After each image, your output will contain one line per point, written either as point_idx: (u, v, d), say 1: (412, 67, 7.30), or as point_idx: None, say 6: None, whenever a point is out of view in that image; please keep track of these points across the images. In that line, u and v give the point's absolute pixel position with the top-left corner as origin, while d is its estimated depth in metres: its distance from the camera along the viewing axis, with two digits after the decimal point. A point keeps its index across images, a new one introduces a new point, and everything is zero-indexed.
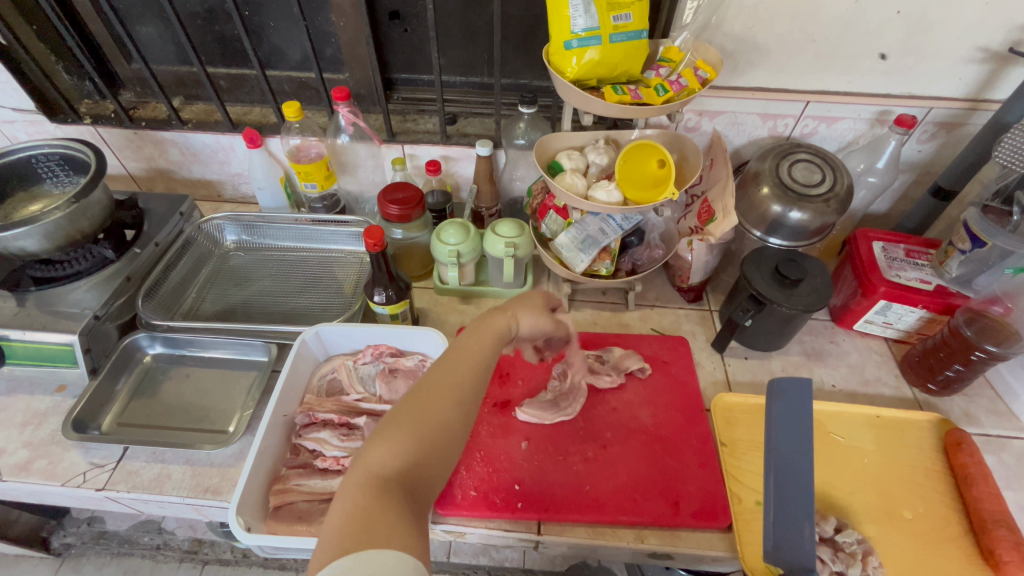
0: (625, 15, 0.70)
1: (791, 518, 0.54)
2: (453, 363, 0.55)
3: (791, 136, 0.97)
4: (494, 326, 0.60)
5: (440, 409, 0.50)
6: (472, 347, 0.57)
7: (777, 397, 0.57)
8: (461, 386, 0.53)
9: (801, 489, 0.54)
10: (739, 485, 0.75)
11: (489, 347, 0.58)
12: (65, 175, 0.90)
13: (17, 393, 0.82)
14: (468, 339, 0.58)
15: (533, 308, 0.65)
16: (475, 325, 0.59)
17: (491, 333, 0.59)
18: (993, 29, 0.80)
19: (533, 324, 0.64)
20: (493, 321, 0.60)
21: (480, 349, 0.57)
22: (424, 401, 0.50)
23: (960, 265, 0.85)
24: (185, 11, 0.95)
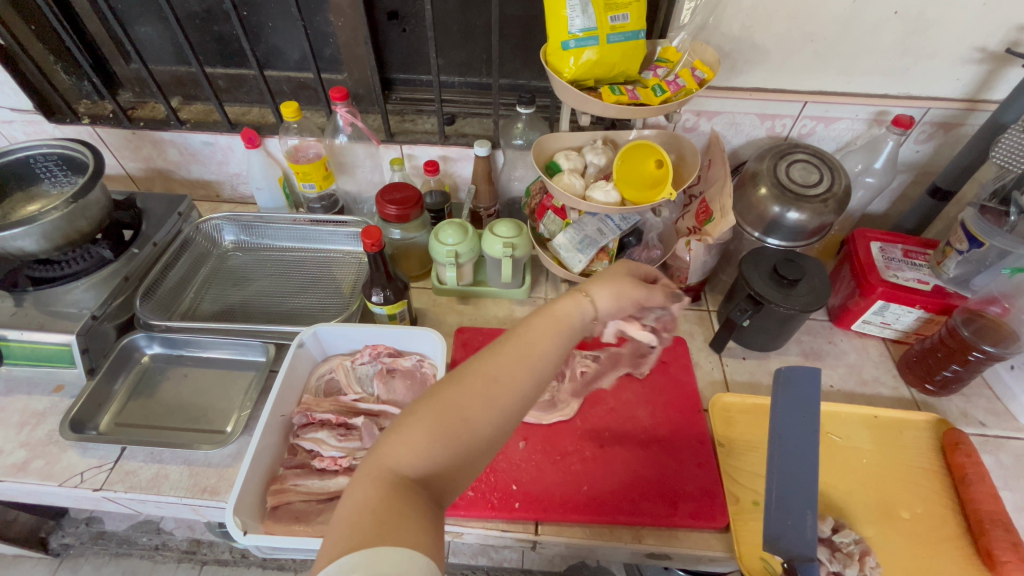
0: (622, 15, 0.70)
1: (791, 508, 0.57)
2: (506, 352, 0.48)
3: (789, 136, 0.97)
4: (563, 314, 0.52)
5: (475, 406, 0.44)
6: (534, 336, 0.49)
7: (783, 388, 0.58)
8: (505, 380, 0.46)
9: (802, 481, 0.56)
10: (737, 484, 0.75)
11: (553, 338, 0.50)
12: (63, 174, 0.90)
13: (15, 394, 0.81)
14: (526, 325, 0.50)
15: (620, 280, 0.59)
16: (541, 311, 0.52)
17: (558, 321, 0.51)
18: (990, 30, 0.80)
19: (618, 295, 0.58)
20: (562, 308, 0.53)
21: (541, 339, 0.49)
22: (459, 394, 0.44)
23: (957, 266, 0.85)
24: (184, 11, 0.95)
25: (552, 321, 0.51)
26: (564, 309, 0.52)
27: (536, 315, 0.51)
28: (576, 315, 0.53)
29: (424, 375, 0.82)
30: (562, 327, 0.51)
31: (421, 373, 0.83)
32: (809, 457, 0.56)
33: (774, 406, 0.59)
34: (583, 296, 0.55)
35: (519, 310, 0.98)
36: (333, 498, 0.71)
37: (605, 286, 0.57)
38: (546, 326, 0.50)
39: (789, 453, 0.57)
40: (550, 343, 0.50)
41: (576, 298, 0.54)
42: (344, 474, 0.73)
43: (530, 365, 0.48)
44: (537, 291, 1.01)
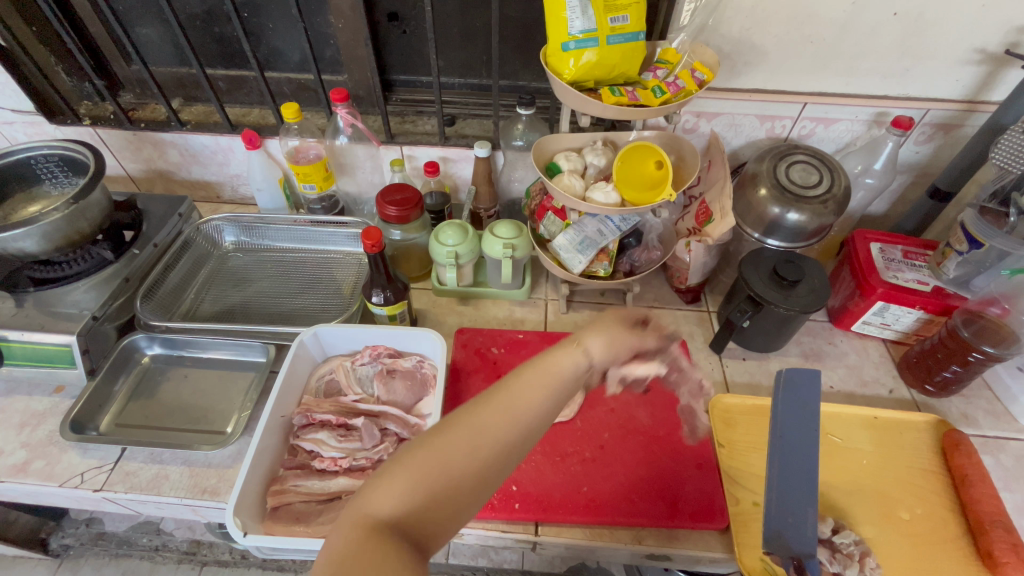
0: (622, 17, 0.70)
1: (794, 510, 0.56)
2: (496, 404, 0.44)
3: (788, 137, 0.97)
4: (556, 367, 0.49)
5: (459, 462, 0.41)
6: (524, 389, 0.46)
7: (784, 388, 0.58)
8: (493, 433, 0.43)
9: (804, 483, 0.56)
10: (737, 484, 0.75)
11: (544, 393, 0.47)
12: (64, 175, 0.90)
13: (15, 394, 0.82)
14: (521, 376, 0.47)
15: (616, 330, 0.56)
16: (536, 362, 0.49)
17: (551, 374, 0.48)
18: (989, 31, 0.81)
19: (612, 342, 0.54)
20: (556, 360, 0.49)
21: (532, 393, 0.46)
22: (444, 447, 0.41)
23: (957, 266, 0.85)
24: (185, 12, 0.96)
25: (546, 373, 0.48)
26: (558, 362, 0.49)
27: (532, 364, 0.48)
28: (571, 368, 0.50)
29: (424, 375, 0.82)
30: (555, 381, 0.48)
31: (422, 373, 0.83)
32: (810, 458, 0.56)
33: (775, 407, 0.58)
34: (578, 349, 0.51)
35: (519, 311, 0.98)
36: (333, 499, 0.70)
37: (603, 336, 0.54)
38: (541, 378, 0.47)
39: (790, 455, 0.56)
40: (541, 397, 0.46)
41: (573, 350, 0.51)
42: (344, 475, 0.73)
43: (520, 418, 0.44)
44: (537, 292, 1.01)
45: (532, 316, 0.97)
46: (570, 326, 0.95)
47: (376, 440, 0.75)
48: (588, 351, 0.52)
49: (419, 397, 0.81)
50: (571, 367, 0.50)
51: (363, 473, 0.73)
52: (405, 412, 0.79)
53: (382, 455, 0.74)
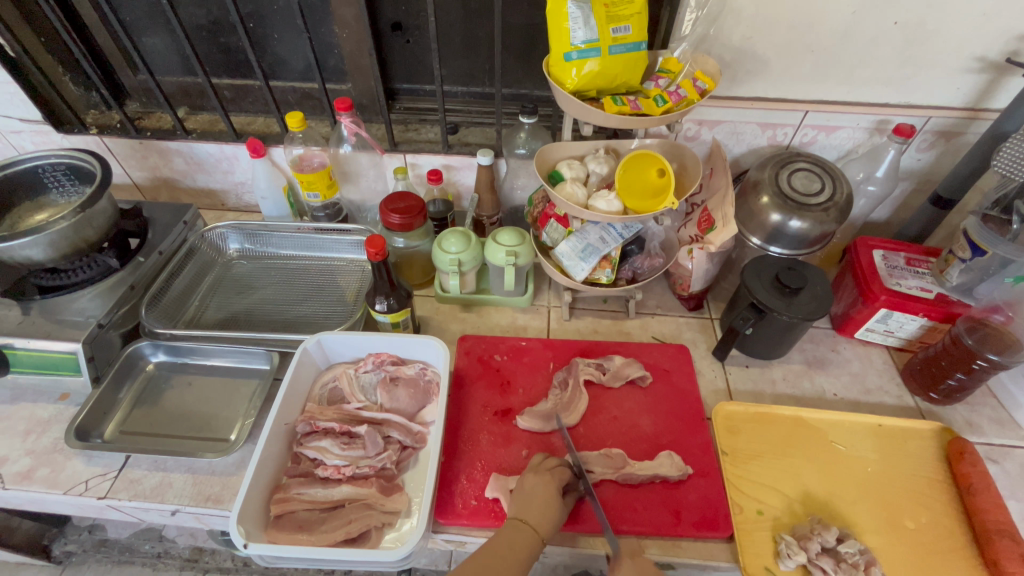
0: (624, 27, 0.71)
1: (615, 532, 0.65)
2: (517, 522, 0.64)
3: (790, 145, 0.97)
4: (520, 542, 0.62)
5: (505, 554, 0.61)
6: (495, 562, 0.60)
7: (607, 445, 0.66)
8: (520, 536, 0.62)
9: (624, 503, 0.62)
10: (742, 493, 0.74)
11: (512, 566, 0.60)
12: (70, 185, 0.92)
13: (21, 401, 0.82)
14: (532, 498, 0.66)
15: (538, 499, 0.66)
16: (537, 485, 0.67)
17: (514, 547, 0.62)
18: (989, 39, 0.81)
19: (546, 506, 0.65)
20: (512, 534, 0.63)
21: (504, 563, 0.60)
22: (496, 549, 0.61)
23: (960, 274, 0.85)
24: (191, 23, 0.97)
25: (514, 544, 0.62)
26: (517, 538, 0.62)
27: (532, 489, 0.67)
28: (530, 542, 0.62)
29: (428, 383, 0.82)
30: (518, 555, 0.61)
31: (425, 381, 0.82)
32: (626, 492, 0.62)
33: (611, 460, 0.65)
34: (528, 523, 0.64)
35: (522, 318, 0.98)
36: (336, 507, 0.71)
37: (545, 510, 0.65)
38: (543, 495, 0.66)
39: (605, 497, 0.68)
40: (510, 571, 0.60)
41: (554, 478, 0.69)
42: (347, 482, 0.72)
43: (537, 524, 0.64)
44: (540, 299, 1.01)
45: (535, 323, 0.97)
46: (572, 334, 0.95)
47: (379, 448, 0.75)
48: (536, 525, 0.64)
49: (422, 405, 0.81)
50: (529, 543, 0.62)
51: (367, 480, 0.73)
52: (408, 420, 0.79)
53: (386, 463, 0.74)
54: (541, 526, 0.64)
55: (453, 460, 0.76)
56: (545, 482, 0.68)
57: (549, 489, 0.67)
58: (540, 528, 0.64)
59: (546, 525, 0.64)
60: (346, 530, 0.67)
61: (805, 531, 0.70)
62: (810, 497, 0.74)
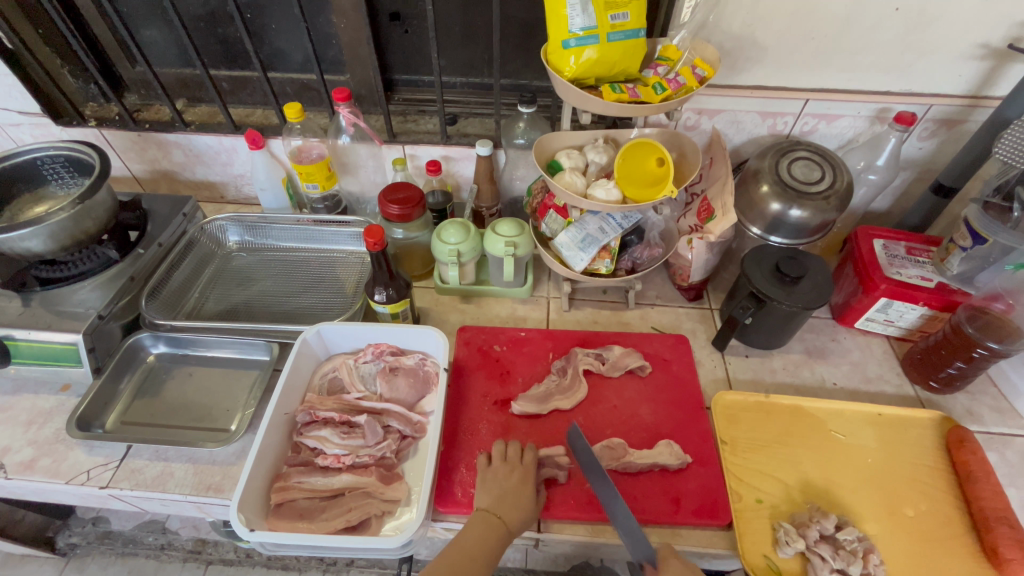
0: (622, 14, 0.70)
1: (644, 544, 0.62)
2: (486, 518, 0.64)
3: (791, 134, 0.97)
4: (488, 537, 0.63)
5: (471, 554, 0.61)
6: (462, 560, 0.61)
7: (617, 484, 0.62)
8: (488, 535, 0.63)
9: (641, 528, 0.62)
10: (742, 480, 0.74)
11: (477, 561, 0.61)
12: (69, 177, 0.91)
13: (23, 392, 0.82)
14: (502, 492, 0.67)
15: (509, 491, 0.67)
16: (508, 479, 0.68)
17: (484, 544, 0.62)
18: (992, 25, 0.80)
19: (516, 500, 0.66)
20: (480, 528, 0.63)
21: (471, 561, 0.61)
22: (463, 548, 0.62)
23: (961, 262, 0.84)
24: (188, 13, 0.96)
25: (483, 537, 0.63)
26: (486, 533, 0.63)
27: (503, 483, 0.68)
28: (498, 535, 0.63)
29: (427, 373, 0.82)
30: (486, 552, 0.62)
31: (424, 371, 0.82)
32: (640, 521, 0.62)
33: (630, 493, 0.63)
34: (497, 516, 0.64)
35: (521, 309, 0.98)
36: (336, 495, 0.71)
37: (515, 504, 0.65)
38: (513, 490, 0.67)
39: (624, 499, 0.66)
40: (477, 567, 0.61)
41: (526, 471, 0.69)
42: (347, 471, 0.73)
43: (506, 519, 0.64)
44: (539, 290, 1.01)
45: (534, 313, 0.97)
46: (571, 324, 0.95)
47: (379, 437, 0.75)
48: (507, 518, 0.64)
49: (421, 395, 0.81)
50: (498, 536, 0.63)
51: (367, 469, 0.73)
52: (407, 409, 0.79)
53: (386, 452, 0.74)
54: (512, 520, 0.64)
55: (453, 450, 0.77)
56: (518, 475, 0.68)
57: (521, 483, 0.68)
58: (509, 521, 0.64)
59: (515, 519, 0.64)
60: (347, 518, 0.67)
61: (804, 518, 0.70)
62: (809, 485, 0.74)
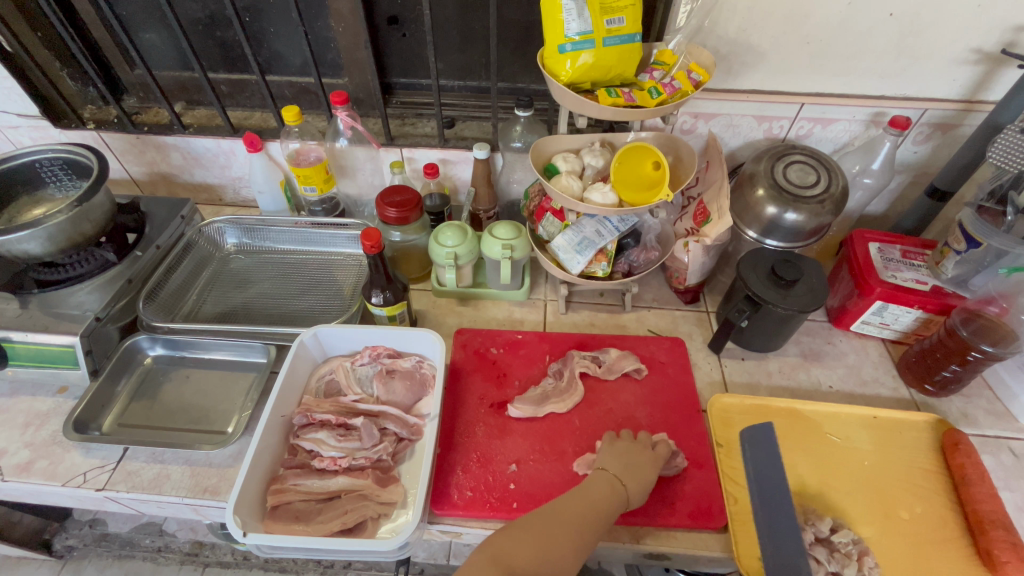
0: (618, 19, 0.71)
1: (786, 554, 0.66)
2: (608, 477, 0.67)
3: (787, 138, 0.97)
4: (611, 493, 0.65)
5: (596, 500, 0.63)
6: (589, 503, 0.62)
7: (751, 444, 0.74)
8: (612, 493, 0.65)
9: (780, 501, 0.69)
10: (761, 473, 0.72)
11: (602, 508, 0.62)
12: (68, 179, 0.92)
13: (19, 395, 0.82)
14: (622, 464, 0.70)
15: (640, 466, 0.70)
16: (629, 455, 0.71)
17: (608, 497, 0.64)
18: (986, 30, 0.81)
19: (641, 478, 0.69)
20: (605, 484, 0.66)
21: (595, 505, 0.62)
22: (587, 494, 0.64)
23: (956, 266, 0.85)
24: (188, 17, 0.97)
25: (606, 492, 0.65)
26: (611, 491, 0.65)
27: (625, 457, 0.71)
28: (619, 495, 0.65)
29: (423, 376, 0.82)
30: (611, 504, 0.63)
31: (421, 374, 0.83)
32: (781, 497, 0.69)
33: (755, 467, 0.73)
34: (619, 479, 0.67)
35: (518, 312, 0.98)
36: (332, 498, 0.71)
37: (636, 473, 0.68)
38: (634, 467, 0.69)
39: (769, 501, 0.70)
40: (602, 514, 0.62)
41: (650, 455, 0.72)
42: (343, 474, 0.73)
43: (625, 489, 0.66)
44: (536, 293, 1.02)
45: (531, 316, 0.98)
46: (568, 327, 0.96)
47: (376, 439, 0.75)
48: (628, 485, 0.67)
49: (418, 397, 0.81)
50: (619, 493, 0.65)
51: (363, 472, 0.73)
52: (403, 412, 0.79)
53: (382, 455, 0.75)
54: (634, 486, 0.67)
55: (449, 452, 0.77)
56: (647, 457, 0.72)
57: (643, 461, 0.71)
58: (629, 485, 0.67)
59: (635, 487, 0.67)
60: (342, 521, 0.68)
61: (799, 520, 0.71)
62: (804, 488, 0.74)
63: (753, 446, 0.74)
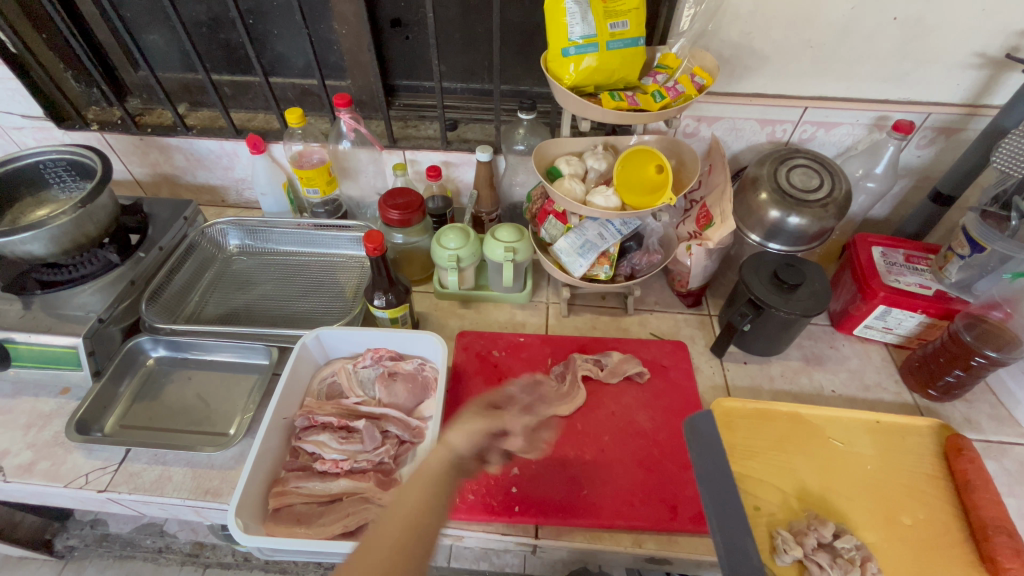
0: (622, 22, 0.71)
1: (739, 549, 0.54)
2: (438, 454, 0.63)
3: (790, 141, 0.97)
4: (434, 463, 0.62)
5: (417, 486, 0.59)
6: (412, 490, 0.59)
7: (695, 437, 0.63)
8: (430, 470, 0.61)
9: (726, 493, 0.58)
10: (706, 464, 0.61)
11: (427, 489, 0.59)
12: (72, 181, 0.92)
13: (22, 395, 0.83)
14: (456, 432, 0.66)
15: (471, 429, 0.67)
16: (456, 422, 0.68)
17: (429, 470, 0.61)
18: (990, 35, 0.81)
19: (468, 435, 0.66)
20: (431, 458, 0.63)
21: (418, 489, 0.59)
22: (411, 486, 0.59)
23: (959, 270, 0.85)
24: (191, 19, 0.97)
25: (433, 468, 0.61)
26: (433, 461, 0.62)
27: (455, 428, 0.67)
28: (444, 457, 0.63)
29: (426, 378, 0.82)
30: (432, 478, 0.60)
31: (423, 376, 0.83)
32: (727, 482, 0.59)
33: (696, 459, 0.62)
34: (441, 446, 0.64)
35: (520, 314, 0.98)
36: (334, 501, 0.71)
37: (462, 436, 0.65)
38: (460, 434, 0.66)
39: (715, 489, 0.59)
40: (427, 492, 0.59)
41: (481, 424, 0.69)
42: (345, 476, 0.73)
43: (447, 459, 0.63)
44: (538, 295, 1.02)
45: (533, 319, 0.98)
46: (570, 330, 0.96)
47: (377, 442, 0.75)
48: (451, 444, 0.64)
49: (420, 400, 0.81)
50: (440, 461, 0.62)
51: (364, 475, 0.73)
52: (405, 415, 0.79)
53: (383, 458, 0.75)
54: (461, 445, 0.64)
55: None
56: (480, 417, 0.70)
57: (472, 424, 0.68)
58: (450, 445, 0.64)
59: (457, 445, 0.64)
60: (343, 524, 0.67)
61: (801, 526, 0.70)
62: (807, 492, 0.74)
63: (698, 438, 0.63)
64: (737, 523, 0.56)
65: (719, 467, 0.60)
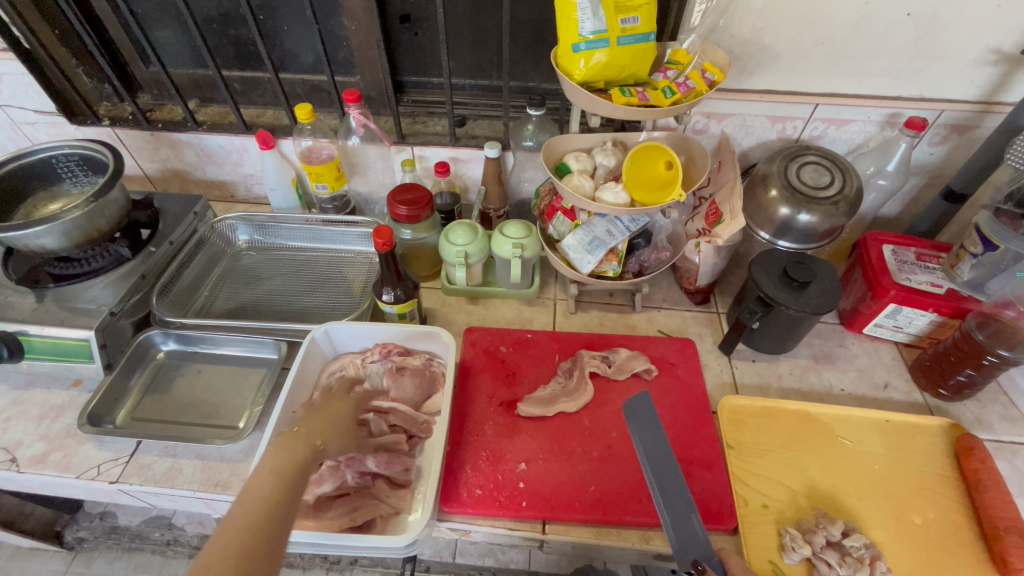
0: (632, 17, 0.70)
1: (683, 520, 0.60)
2: (289, 447, 0.62)
3: (801, 138, 0.96)
4: (295, 456, 0.61)
5: (265, 480, 0.58)
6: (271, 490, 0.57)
7: (632, 419, 0.64)
8: (288, 469, 0.60)
9: (669, 467, 0.62)
10: (650, 448, 0.63)
11: (287, 481, 0.59)
12: (84, 175, 0.93)
13: (35, 387, 0.83)
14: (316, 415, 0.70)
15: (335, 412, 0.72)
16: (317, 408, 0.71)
17: (291, 464, 0.61)
18: (1005, 31, 0.80)
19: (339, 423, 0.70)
20: (290, 449, 0.62)
21: (273, 486, 0.57)
22: (261, 480, 0.58)
23: (971, 269, 0.84)
24: (202, 15, 0.98)
25: (290, 461, 0.61)
26: (291, 455, 0.62)
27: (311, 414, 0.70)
28: (305, 450, 0.63)
29: (433, 373, 0.83)
30: (293, 472, 0.60)
31: (431, 371, 0.83)
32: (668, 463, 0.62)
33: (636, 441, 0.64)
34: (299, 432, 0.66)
35: (527, 311, 0.98)
36: (342, 495, 0.71)
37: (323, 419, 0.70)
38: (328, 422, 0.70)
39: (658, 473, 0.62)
40: (284, 487, 0.58)
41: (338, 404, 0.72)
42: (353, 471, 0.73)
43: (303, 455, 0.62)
44: (546, 292, 1.01)
45: (541, 315, 0.98)
46: (578, 326, 0.96)
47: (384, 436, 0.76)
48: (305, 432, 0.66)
49: (428, 395, 0.81)
50: (301, 451, 0.63)
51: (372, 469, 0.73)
52: (413, 410, 0.80)
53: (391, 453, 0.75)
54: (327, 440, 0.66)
55: (459, 450, 0.77)
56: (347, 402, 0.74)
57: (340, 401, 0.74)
58: (308, 433, 0.66)
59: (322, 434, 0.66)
60: (352, 517, 0.68)
61: (810, 525, 0.70)
62: (815, 491, 0.74)
63: (636, 422, 0.64)
64: (683, 508, 0.60)
65: (654, 448, 0.63)
